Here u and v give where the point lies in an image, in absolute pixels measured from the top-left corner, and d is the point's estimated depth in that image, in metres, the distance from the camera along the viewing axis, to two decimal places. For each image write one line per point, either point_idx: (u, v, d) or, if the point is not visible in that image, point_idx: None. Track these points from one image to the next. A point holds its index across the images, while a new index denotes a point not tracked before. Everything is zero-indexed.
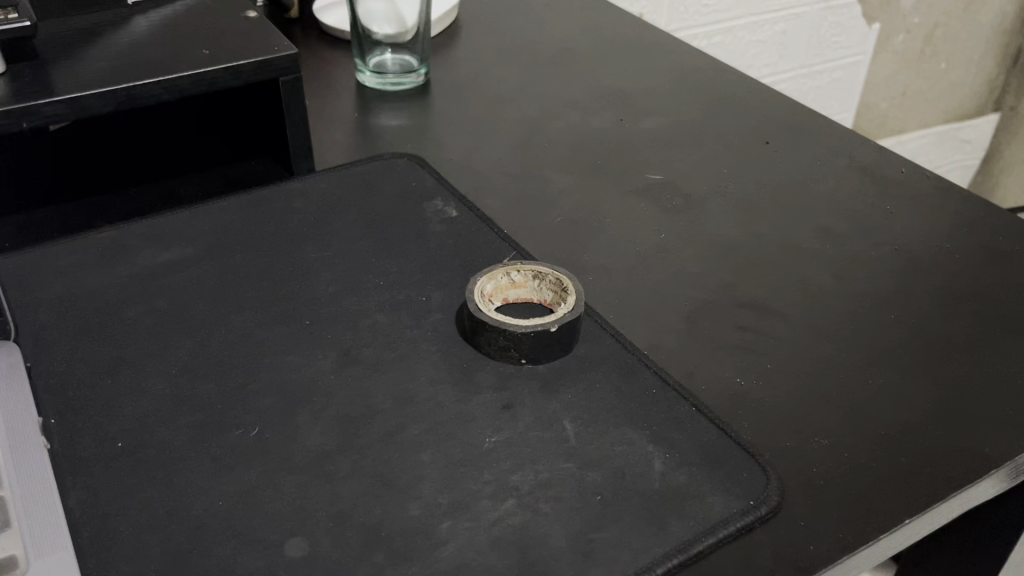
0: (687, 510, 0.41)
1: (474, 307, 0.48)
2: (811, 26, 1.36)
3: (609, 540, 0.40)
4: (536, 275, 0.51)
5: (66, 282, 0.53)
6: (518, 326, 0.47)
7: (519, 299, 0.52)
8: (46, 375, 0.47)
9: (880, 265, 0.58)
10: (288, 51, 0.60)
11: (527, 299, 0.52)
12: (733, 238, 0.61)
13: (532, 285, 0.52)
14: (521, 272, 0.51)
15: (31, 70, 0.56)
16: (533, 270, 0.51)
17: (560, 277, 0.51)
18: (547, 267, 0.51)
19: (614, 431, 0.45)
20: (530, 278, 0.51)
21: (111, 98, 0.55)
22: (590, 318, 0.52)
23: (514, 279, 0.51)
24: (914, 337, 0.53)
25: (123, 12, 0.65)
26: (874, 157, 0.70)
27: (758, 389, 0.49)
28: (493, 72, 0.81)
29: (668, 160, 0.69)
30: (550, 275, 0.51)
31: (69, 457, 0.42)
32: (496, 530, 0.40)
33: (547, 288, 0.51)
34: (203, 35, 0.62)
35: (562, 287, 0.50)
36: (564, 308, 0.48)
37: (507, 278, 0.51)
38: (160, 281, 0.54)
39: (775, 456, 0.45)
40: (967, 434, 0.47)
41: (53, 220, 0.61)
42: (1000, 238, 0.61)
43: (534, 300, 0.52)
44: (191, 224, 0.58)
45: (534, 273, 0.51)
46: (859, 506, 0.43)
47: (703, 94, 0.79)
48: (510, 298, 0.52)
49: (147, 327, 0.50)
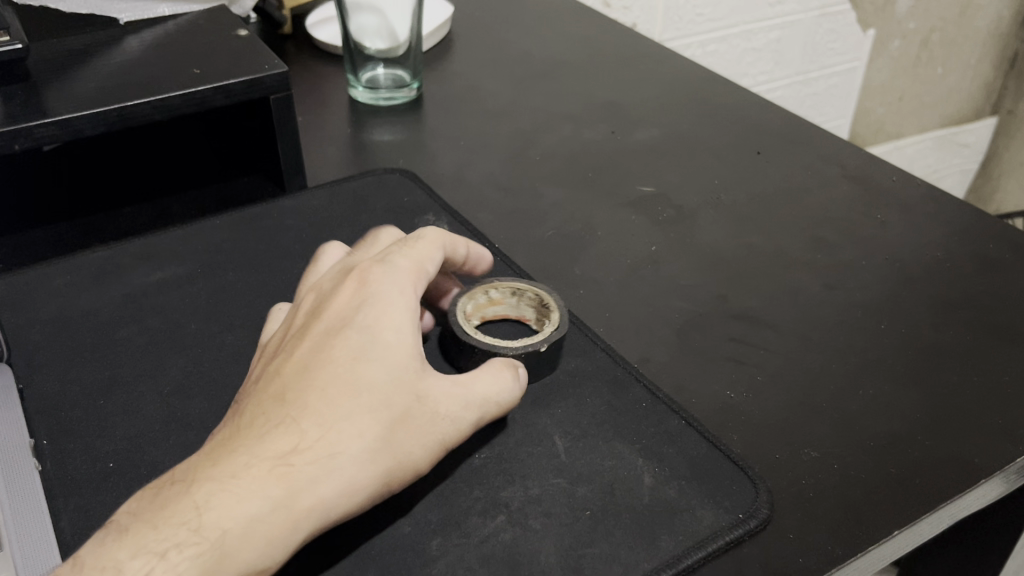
0: (675, 524, 0.42)
1: (458, 330, 0.47)
2: (806, 33, 1.36)
3: (598, 555, 0.40)
4: (513, 291, 0.51)
5: (61, 302, 0.54)
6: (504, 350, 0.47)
7: (496, 315, 0.52)
8: (38, 397, 0.47)
9: (870, 275, 0.59)
10: (279, 69, 0.60)
11: (504, 315, 0.52)
12: (724, 249, 0.61)
13: (509, 301, 0.52)
14: (499, 290, 0.51)
15: (24, 93, 0.57)
16: (510, 287, 0.51)
17: (538, 296, 0.50)
18: (524, 284, 0.51)
19: (604, 445, 0.45)
20: (508, 295, 0.51)
21: (104, 119, 0.55)
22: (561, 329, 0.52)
23: (492, 297, 0.51)
24: (903, 347, 0.53)
25: (116, 33, 0.66)
26: (864, 166, 0.70)
27: (748, 401, 0.49)
28: (486, 85, 0.81)
29: (660, 171, 0.69)
30: (527, 291, 0.51)
31: (61, 479, 0.42)
32: (486, 547, 0.40)
33: (525, 304, 0.51)
34: (195, 54, 0.62)
35: (540, 304, 0.50)
36: (548, 327, 0.48)
37: (485, 297, 0.51)
38: (152, 300, 0.54)
39: (765, 468, 0.45)
40: (958, 444, 0.47)
41: (49, 239, 0.61)
42: (990, 246, 0.61)
43: (512, 316, 0.52)
44: (184, 244, 0.59)
45: (512, 290, 0.51)
46: (848, 518, 0.43)
47: (694, 105, 0.79)
48: (489, 315, 0.52)
49: (139, 347, 0.50)
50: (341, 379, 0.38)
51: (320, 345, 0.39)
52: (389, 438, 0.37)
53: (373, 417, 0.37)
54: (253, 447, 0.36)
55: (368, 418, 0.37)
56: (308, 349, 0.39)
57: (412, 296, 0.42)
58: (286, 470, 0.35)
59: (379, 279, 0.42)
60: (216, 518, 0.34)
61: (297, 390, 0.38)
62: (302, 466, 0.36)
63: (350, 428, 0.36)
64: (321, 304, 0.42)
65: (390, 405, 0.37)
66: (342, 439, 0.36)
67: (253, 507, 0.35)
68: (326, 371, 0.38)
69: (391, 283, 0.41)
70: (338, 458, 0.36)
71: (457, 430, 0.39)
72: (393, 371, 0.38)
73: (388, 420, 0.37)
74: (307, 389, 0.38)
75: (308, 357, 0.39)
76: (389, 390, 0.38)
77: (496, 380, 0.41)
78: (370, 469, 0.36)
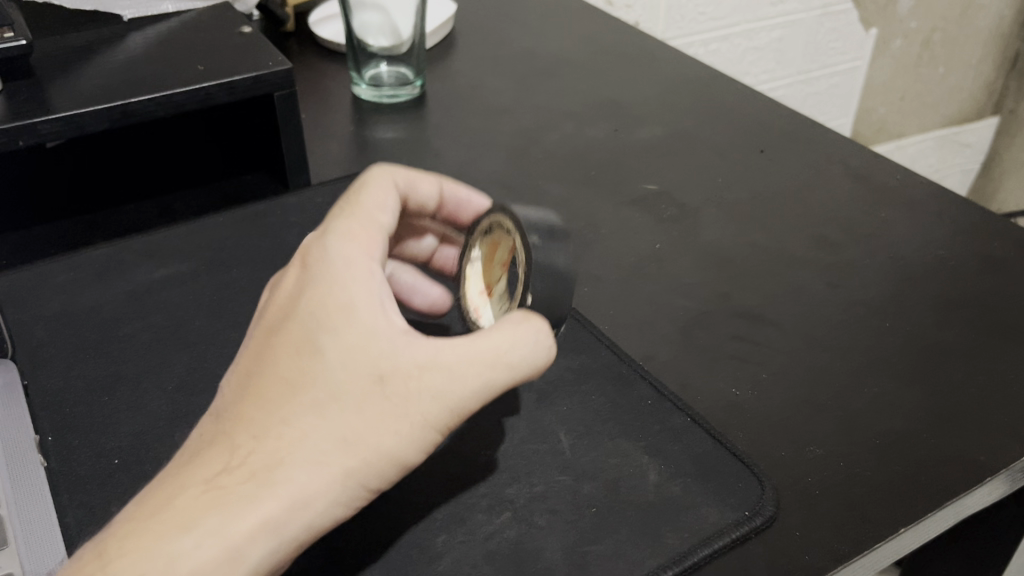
0: (681, 521, 0.42)
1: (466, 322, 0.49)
2: (807, 32, 1.36)
3: (603, 552, 0.40)
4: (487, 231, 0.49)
5: (64, 299, 0.54)
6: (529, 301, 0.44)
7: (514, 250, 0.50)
8: (42, 393, 0.47)
9: (874, 273, 0.59)
10: (283, 66, 0.60)
11: None
12: (728, 247, 0.61)
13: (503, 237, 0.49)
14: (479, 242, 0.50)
15: (28, 89, 0.56)
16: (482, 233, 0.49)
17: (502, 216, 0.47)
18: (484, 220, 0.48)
19: (608, 443, 0.46)
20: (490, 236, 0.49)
21: (108, 115, 0.55)
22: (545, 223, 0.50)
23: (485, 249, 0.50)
24: (908, 345, 0.53)
25: (119, 29, 0.66)
26: (867, 165, 0.70)
27: (753, 399, 0.49)
28: (489, 82, 0.81)
29: (663, 170, 0.69)
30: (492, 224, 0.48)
31: (66, 475, 0.42)
32: (492, 544, 0.40)
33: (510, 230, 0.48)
34: (198, 51, 0.62)
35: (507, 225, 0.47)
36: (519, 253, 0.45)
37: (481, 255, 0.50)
38: (156, 297, 0.54)
39: (769, 466, 0.45)
40: (963, 442, 0.47)
41: (52, 236, 0.61)
42: (994, 245, 0.61)
43: None
44: (189, 242, 0.59)
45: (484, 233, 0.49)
46: (854, 515, 0.43)
47: (697, 103, 0.79)
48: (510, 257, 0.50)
49: (143, 344, 0.50)
50: (289, 378, 0.36)
51: (265, 350, 0.37)
52: (350, 429, 0.35)
53: (328, 409, 0.35)
54: (191, 472, 0.34)
55: (320, 413, 0.35)
56: (255, 356, 0.38)
57: (371, 266, 0.40)
58: (226, 489, 0.33)
59: (324, 261, 0.39)
60: (155, 551, 0.32)
61: (243, 399, 0.36)
62: (243, 482, 0.33)
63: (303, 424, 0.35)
64: (266, 308, 0.40)
65: (342, 398, 0.35)
66: (290, 444, 0.34)
67: (200, 533, 0.32)
68: (270, 377, 0.36)
69: (334, 265, 0.39)
70: (296, 458, 0.34)
71: (438, 407, 0.36)
72: (346, 357, 0.36)
73: (341, 414, 0.35)
74: (251, 398, 0.36)
75: (253, 366, 0.37)
76: (344, 378, 0.36)
77: (513, 336, 0.38)
78: (327, 468, 0.34)
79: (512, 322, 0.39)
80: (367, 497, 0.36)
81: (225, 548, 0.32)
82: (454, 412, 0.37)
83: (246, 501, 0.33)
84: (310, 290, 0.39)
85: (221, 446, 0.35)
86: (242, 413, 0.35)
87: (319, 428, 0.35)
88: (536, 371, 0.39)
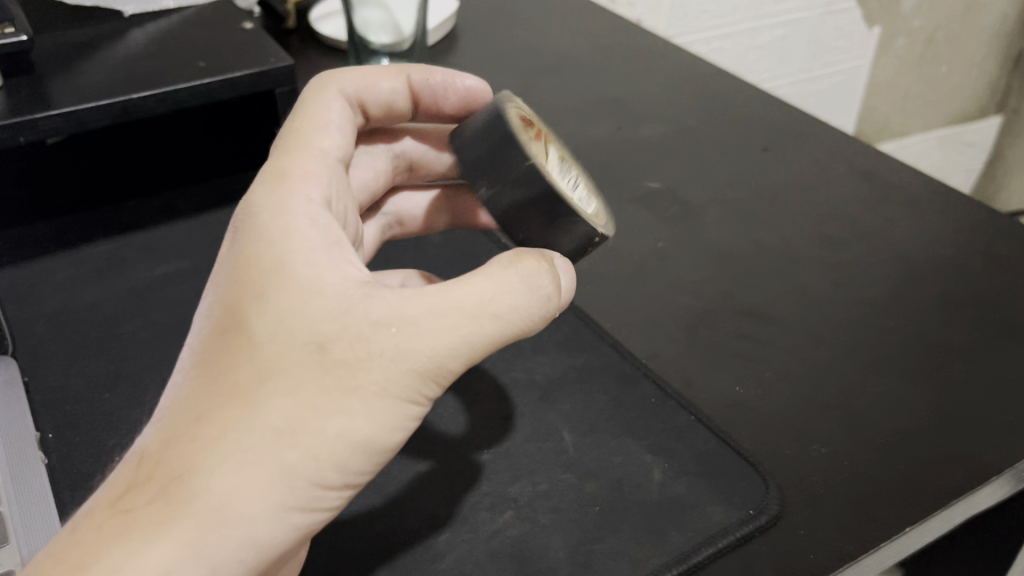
0: (685, 520, 0.41)
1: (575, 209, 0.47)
2: (811, 30, 1.35)
3: (607, 550, 0.40)
4: None
5: (64, 296, 0.54)
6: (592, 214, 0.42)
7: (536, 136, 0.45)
8: (42, 390, 0.47)
9: (878, 271, 0.58)
10: (285, 62, 0.60)
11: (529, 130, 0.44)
12: (731, 245, 0.61)
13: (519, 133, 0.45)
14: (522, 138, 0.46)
15: (28, 85, 0.56)
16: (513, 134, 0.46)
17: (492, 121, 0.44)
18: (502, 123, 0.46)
19: (612, 441, 0.46)
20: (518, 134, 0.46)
21: (108, 111, 0.55)
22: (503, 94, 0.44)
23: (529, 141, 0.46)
24: (913, 343, 0.52)
25: (120, 25, 0.65)
26: (871, 163, 0.70)
27: (757, 397, 0.49)
28: (491, 79, 0.81)
29: (666, 167, 0.69)
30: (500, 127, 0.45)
31: (66, 472, 0.42)
32: (495, 542, 0.40)
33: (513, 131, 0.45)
34: (200, 47, 0.62)
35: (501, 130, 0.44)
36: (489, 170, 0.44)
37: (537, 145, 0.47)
38: (158, 295, 0.54)
39: (774, 465, 0.45)
40: (968, 441, 0.46)
41: (53, 232, 0.61)
42: (999, 244, 0.61)
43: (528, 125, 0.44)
44: (186, 238, 0.60)
45: None
46: (859, 514, 0.42)
47: (701, 100, 0.79)
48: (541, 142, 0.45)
49: (144, 341, 0.50)
50: (225, 359, 0.34)
51: (204, 337, 0.35)
52: (297, 404, 0.33)
53: (271, 386, 0.33)
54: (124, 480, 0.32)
55: (261, 395, 0.33)
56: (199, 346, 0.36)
57: (315, 220, 0.37)
58: (159, 492, 0.31)
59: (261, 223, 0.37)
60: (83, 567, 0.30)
61: (182, 391, 0.34)
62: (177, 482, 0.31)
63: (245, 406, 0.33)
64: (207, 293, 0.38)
65: (283, 376, 0.33)
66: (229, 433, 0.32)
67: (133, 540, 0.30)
68: (207, 368, 0.34)
69: (269, 229, 0.37)
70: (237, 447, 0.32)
71: (399, 368, 0.34)
72: (287, 330, 0.34)
73: (283, 393, 0.33)
74: (190, 391, 0.34)
75: (194, 355, 0.35)
76: (287, 352, 0.34)
77: (500, 283, 0.35)
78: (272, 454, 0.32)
79: (498, 267, 0.36)
80: (333, 482, 0.34)
81: (163, 554, 0.30)
82: (420, 372, 0.34)
83: (178, 498, 0.31)
84: (245, 260, 0.36)
85: (156, 443, 0.33)
86: (178, 405, 0.34)
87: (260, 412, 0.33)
88: (521, 322, 0.36)
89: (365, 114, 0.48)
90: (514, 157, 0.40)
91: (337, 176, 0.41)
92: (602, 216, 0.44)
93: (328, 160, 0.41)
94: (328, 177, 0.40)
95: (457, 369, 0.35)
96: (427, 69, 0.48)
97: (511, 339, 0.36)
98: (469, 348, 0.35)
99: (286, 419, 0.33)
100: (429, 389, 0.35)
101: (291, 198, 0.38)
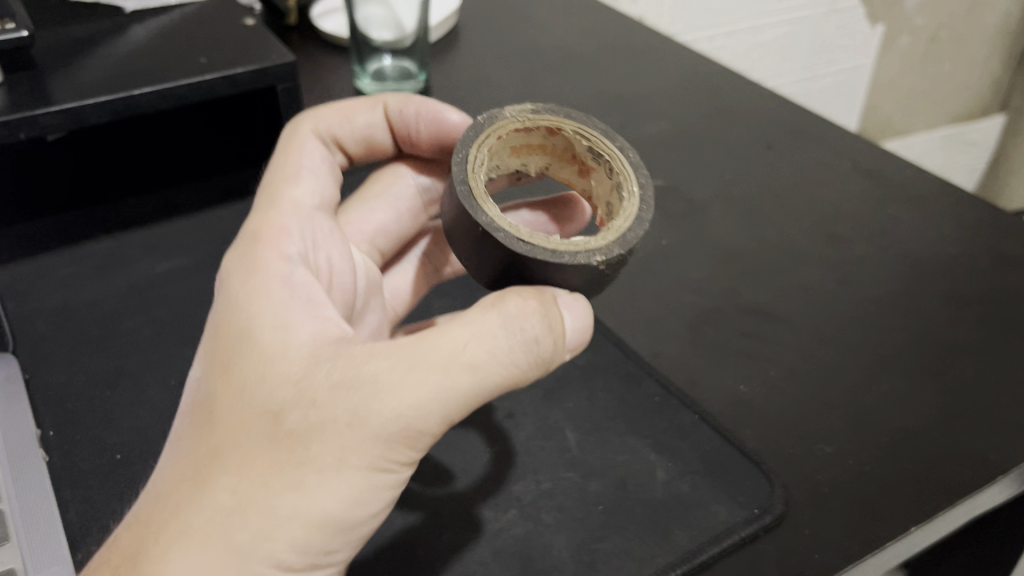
0: (689, 519, 0.41)
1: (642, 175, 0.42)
2: (815, 29, 1.34)
3: (611, 550, 0.40)
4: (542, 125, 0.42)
5: (65, 293, 0.54)
6: (588, 245, 0.37)
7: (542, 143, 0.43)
8: (43, 388, 0.46)
9: (883, 269, 0.58)
10: (286, 59, 0.59)
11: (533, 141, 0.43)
12: (735, 243, 0.60)
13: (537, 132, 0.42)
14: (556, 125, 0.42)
15: (29, 81, 0.56)
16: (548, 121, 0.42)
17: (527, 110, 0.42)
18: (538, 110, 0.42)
19: (616, 439, 0.45)
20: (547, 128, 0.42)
21: (109, 107, 0.55)
22: (509, 108, 0.41)
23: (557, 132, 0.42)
24: (918, 342, 0.52)
25: (122, 21, 0.65)
26: (876, 161, 0.70)
27: (761, 395, 0.48)
28: (494, 76, 0.80)
29: (669, 165, 0.69)
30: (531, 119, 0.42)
31: (67, 470, 0.41)
32: (499, 541, 0.40)
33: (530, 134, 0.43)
34: (201, 44, 0.61)
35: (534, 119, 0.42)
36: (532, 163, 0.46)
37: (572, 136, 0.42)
38: (158, 292, 0.54)
39: (779, 464, 0.44)
40: (974, 440, 0.46)
41: (52, 229, 0.61)
42: (1005, 242, 0.61)
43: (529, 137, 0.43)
44: (188, 236, 0.60)
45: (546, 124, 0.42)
46: (865, 513, 0.42)
47: (704, 98, 0.78)
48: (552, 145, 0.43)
49: (145, 338, 0.50)
50: (190, 433, 0.33)
51: (182, 412, 0.35)
52: (250, 475, 0.31)
53: (226, 459, 0.32)
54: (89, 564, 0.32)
55: (215, 468, 0.32)
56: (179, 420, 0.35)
57: (281, 280, 0.36)
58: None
59: (228, 286, 0.37)
60: None
61: (158, 469, 0.34)
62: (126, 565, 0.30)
63: (198, 481, 0.31)
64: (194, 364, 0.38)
65: (239, 448, 0.32)
66: (180, 510, 0.31)
67: None
68: (177, 444, 0.34)
69: (236, 291, 0.36)
70: (188, 523, 0.31)
71: (358, 436, 0.31)
72: (246, 398, 0.33)
73: (236, 467, 0.31)
74: (160, 469, 0.33)
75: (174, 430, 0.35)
76: (244, 422, 0.32)
77: (475, 330, 0.33)
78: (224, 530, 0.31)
79: (479, 312, 0.33)
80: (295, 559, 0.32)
81: None
82: (382, 439, 0.32)
83: None
84: (213, 326, 0.36)
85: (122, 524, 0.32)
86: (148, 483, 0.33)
87: (213, 487, 0.31)
88: (505, 370, 0.33)
89: (347, 152, 0.50)
90: (468, 226, 0.37)
91: (320, 221, 0.43)
92: (610, 231, 0.38)
93: (301, 212, 0.42)
94: (302, 230, 0.40)
95: (429, 430, 0.32)
96: (403, 98, 0.49)
97: (492, 392, 0.33)
98: (439, 408, 0.32)
99: (235, 496, 0.31)
100: (397, 454, 0.33)
101: (261, 255, 0.37)
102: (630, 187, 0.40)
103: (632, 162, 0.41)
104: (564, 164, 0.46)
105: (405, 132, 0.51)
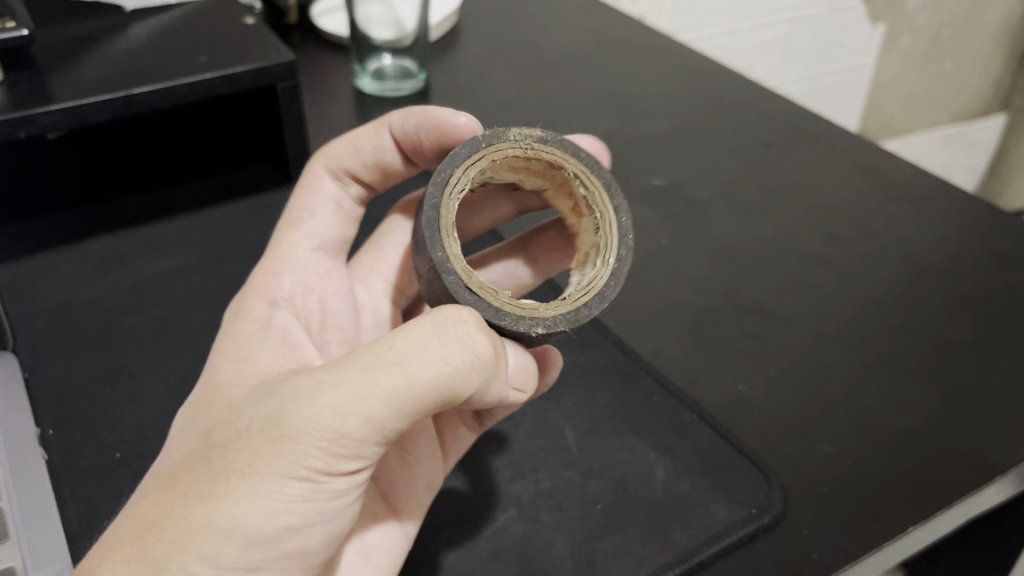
0: (688, 519, 0.41)
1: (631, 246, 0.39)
2: (816, 28, 1.34)
3: (610, 549, 0.40)
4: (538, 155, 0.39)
5: (66, 291, 0.54)
6: (536, 310, 0.36)
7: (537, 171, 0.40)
8: (43, 386, 0.46)
9: (882, 269, 0.58)
10: (286, 58, 0.59)
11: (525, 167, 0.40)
12: (735, 243, 0.60)
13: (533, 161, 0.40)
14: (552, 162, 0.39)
15: (30, 79, 0.56)
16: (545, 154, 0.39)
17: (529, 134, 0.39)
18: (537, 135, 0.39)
19: (615, 439, 0.45)
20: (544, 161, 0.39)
21: (109, 106, 0.55)
22: (514, 129, 0.38)
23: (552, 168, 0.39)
24: (917, 341, 0.52)
25: (122, 20, 0.65)
26: (876, 160, 0.70)
27: (761, 394, 0.48)
28: (495, 74, 0.80)
29: (669, 164, 0.69)
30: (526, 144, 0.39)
31: (67, 468, 0.41)
32: (497, 541, 0.40)
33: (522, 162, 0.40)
34: (202, 43, 0.61)
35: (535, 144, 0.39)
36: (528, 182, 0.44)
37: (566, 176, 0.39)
38: (157, 290, 0.54)
39: (778, 464, 0.44)
40: (974, 440, 0.46)
41: (51, 229, 0.61)
42: (1005, 242, 0.61)
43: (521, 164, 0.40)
44: (189, 234, 0.60)
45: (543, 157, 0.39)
46: (865, 514, 0.42)
47: (705, 97, 0.78)
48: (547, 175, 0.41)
49: (145, 336, 0.50)
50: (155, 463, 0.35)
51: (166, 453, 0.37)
52: (175, 488, 0.31)
53: (163, 476, 0.32)
54: None
55: (153, 485, 0.32)
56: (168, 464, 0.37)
57: (262, 328, 0.40)
58: None
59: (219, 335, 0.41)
60: None
61: None
62: None
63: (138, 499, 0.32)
64: None
65: (175, 468, 0.32)
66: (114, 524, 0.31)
67: None
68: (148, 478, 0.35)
69: (224, 339, 0.40)
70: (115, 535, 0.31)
71: (270, 438, 0.31)
72: (202, 426, 0.34)
73: (166, 482, 0.32)
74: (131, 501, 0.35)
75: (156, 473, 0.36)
76: (192, 446, 0.33)
77: (405, 333, 0.31)
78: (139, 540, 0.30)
79: (415, 317, 0.32)
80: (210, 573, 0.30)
81: None
82: (295, 442, 0.30)
83: None
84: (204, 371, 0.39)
85: None
86: None
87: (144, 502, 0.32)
88: (434, 369, 0.31)
89: (363, 182, 0.50)
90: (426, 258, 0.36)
91: (315, 262, 0.47)
92: (566, 303, 0.37)
93: (294, 254, 0.46)
94: (294, 274, 0.45)
95: (348, 434, 0.31)
96: (404, 115, 0.46)
97: (422, 397, 0.31)
98: (358, 409, 0.30)
99: (157, 509, 0.31)
100: (315, 461, 0.31)
101: (250, 301, 0.42)
102: (606, 257, 0.38)
103: (621, 229, 0.39)
104: (558, 194, 0.43)
105: (409, 145, 0.47)
